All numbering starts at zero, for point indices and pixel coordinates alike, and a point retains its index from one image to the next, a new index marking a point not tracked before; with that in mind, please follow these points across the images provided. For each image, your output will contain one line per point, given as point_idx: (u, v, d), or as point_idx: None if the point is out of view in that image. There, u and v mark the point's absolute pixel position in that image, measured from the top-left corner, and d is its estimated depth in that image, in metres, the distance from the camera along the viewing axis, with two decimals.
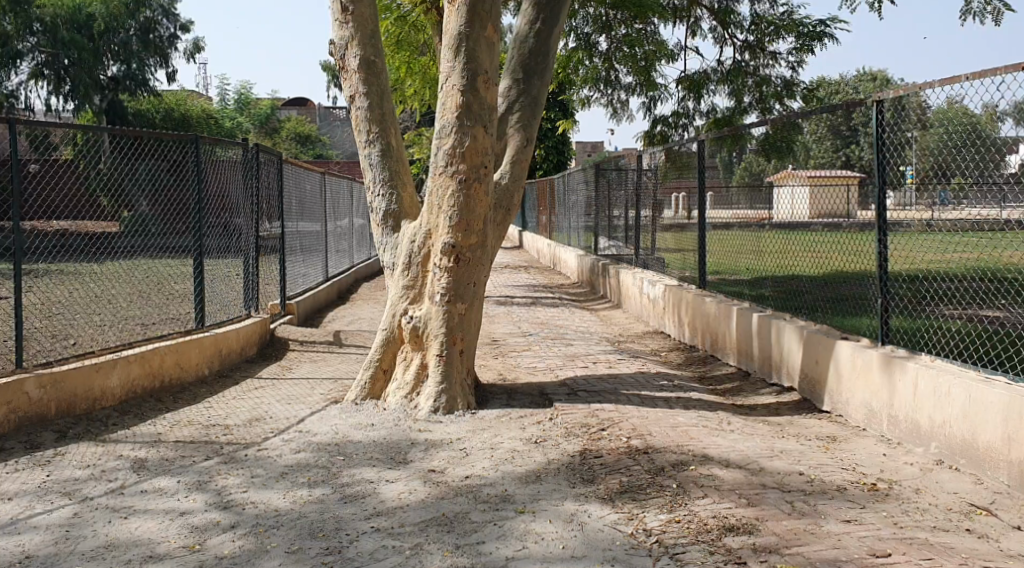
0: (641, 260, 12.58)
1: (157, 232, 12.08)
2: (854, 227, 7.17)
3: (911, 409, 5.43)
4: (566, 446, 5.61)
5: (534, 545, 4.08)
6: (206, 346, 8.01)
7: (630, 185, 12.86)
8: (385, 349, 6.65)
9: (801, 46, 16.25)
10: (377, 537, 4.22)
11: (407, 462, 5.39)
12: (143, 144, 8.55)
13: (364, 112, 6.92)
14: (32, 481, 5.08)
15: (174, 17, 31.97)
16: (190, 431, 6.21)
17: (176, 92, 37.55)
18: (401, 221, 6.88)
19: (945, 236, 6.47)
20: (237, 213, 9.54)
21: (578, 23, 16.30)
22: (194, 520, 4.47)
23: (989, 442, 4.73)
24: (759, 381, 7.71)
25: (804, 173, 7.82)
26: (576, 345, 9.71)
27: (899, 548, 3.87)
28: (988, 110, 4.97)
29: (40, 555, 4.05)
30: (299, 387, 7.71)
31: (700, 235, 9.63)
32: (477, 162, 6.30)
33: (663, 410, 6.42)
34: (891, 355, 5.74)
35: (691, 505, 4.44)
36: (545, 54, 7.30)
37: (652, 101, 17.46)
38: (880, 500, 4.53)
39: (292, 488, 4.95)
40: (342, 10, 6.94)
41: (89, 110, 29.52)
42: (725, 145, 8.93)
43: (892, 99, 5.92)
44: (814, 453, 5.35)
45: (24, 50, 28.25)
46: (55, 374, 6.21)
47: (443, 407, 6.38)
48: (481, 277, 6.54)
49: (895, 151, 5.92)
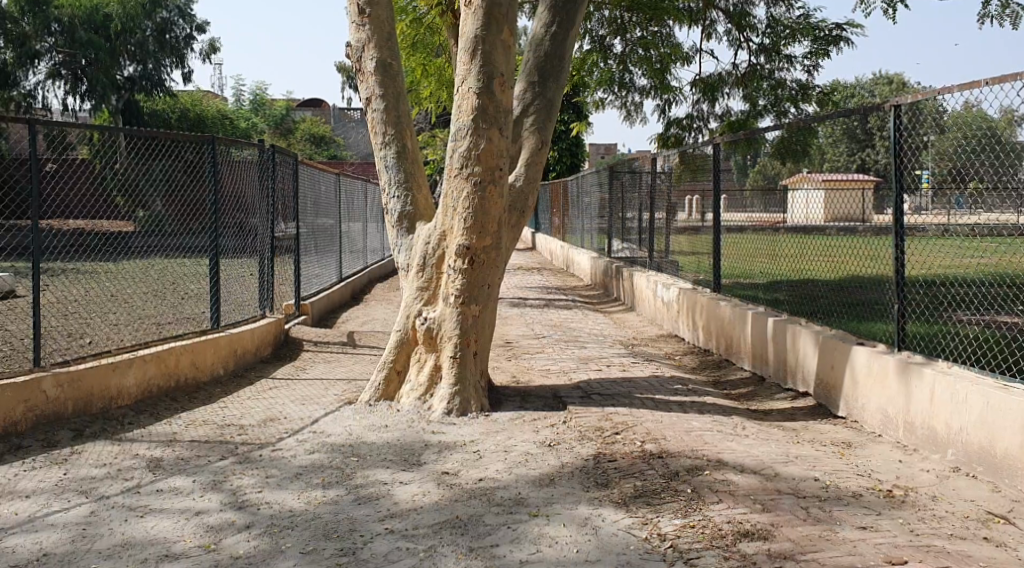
0: (655, 263, 12.60)
1: (173, 231, 12.20)
2: (870, 232, 6.95)
3: (928, 415, 5.40)
4: (580, 449, 5.61)
5: (548, 548, 4.08)
6: (221, 347, 8.03)
7: (644, 186, 12.91)
8: (399, 350, 6.66)
9: (817, 50, 16.22)
10: (392, 538, 4.24)
11: (420, 464, 5.39)
12: (159, 143, 8.49)
13: (380, 113, 6.94)
14: (49, 480, 5.12)
15: (190, 17, 32.03)
16: (204, 431, 6.24)
17: (191, 92, 37.82)
18: (416, 222, 6.88)
19: (963, 241, 6.38)
20: (253, 213, 9.62)
21: (593, 26, 16.37)
22: (209, 519, 4.49)
23: (1007, 450, 4.71)
24: (774, 386, 7.68)
25: (820, 176, 7.78)
26: (590, 347, 9.72)
27: (916, 555, 3.86)
28: (1006, 115, 4.91)
29: (57, 553, 4.08)
30: (313, 388, 7.73)
31: (716, 239, 9.63)
32: (493, 163, 6.29)
33: (677, 414, 6.42)
34: (908, 361, 5.71)
35: (705, 510, 4.43)
36: (560, 58, 7.31)
37: (666, 104, 17.48)
38: (897, 507, 4.51)
39: (307, 489, 4.96)
40: (359, 13, 6.96)
41: (105, 110, 29.67)
42: (739, 149, 8.92)
43: (909, 103, 5.84)
44: (830, 459, 5.34)
45: (43, 50, 28.44)
46: (73, 373, 6.25)
47: (456, 409, 6.39)
48: (495, 278, 6.53)
49: (912, 154, 5.81)
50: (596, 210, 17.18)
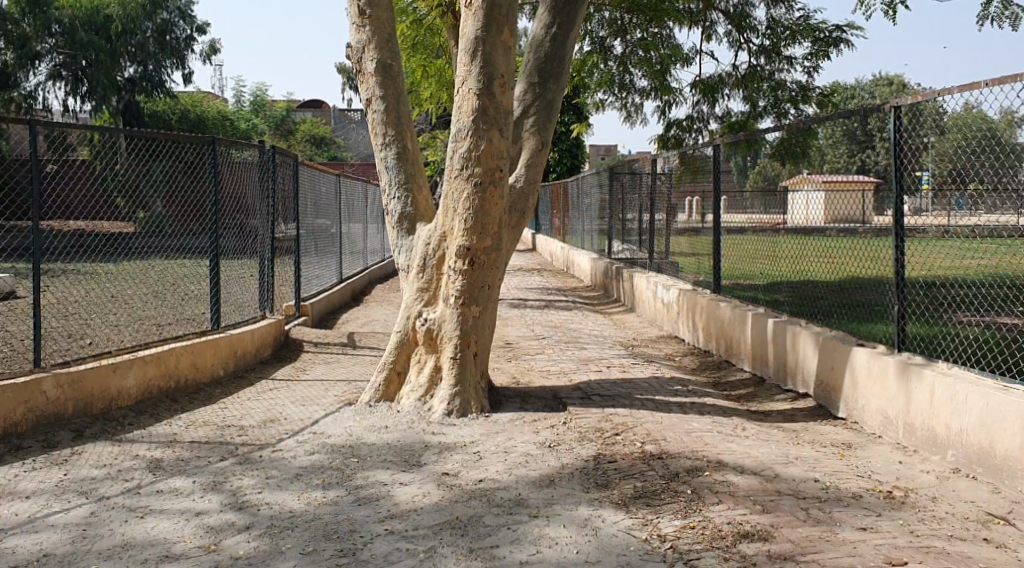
0: (656, 264, 12.60)
1: (173, 232, 12.21)
2: (870, 233, 6.94)
3: (928, 416, 5.41)
4: (580, 450, 5.61)
5: (548, 549, 4.08)
6: (221, 348, 8.03)
7: (644, 187, 12.91)
8: (399, 350, 6.67)
9: (817, 51, 16.23)
10: (392, 539, 4.24)
11: (421, 465, 5.39)
12: (160, 144, 8.49)
13: (380, 114, 6.94)
14: (49, 480, 5.12)
15: (191, 18, 32.05)
16: (205, 432, 6.25)
17: (192, 93, 37.84)
18: (416, 223, 6.89)
19: (963, 241, 6.38)
20: (254, 214, 9.62)
21: (593, 27, 16.37)
22: (209, 520, 4.50)
23: (1007, 452, 4.71)
24: (774, 387, 7.68)
25: (820, 177, 7.80)
26: (590, 348, 9.73)
27: (915, 556, 3.86)
28: (1005, 116, 4.92)
29: (57, 553, 4.08)
30: (313, 389, 7.74)
31: (716, 240, 9.64)
32: (493, 164, 6.30)
33: (677, 415, 6.42)
34: (908, 362, 5.71)
35: (705, 511, 4.43)
36: (560, 59, 7.31)
37: (666, 105, 17.48)
38: (897, 508, 4.51)
39: (307, 490, 4.97)
40: (360, 14, 6.97)
41: (106, 111, 29.66)
42: (739, 150, 8.91)
43: (910, 104, 5.85)
44: (830, 460, 5.34)
45: (43, 51, 28.45)
46: (73, 374, 6.25)
47: (457, 410, 6.39)
48: (496, 279, 6.53)
49: (912, 155, 5.82)
50: (597, 211, 17.17)
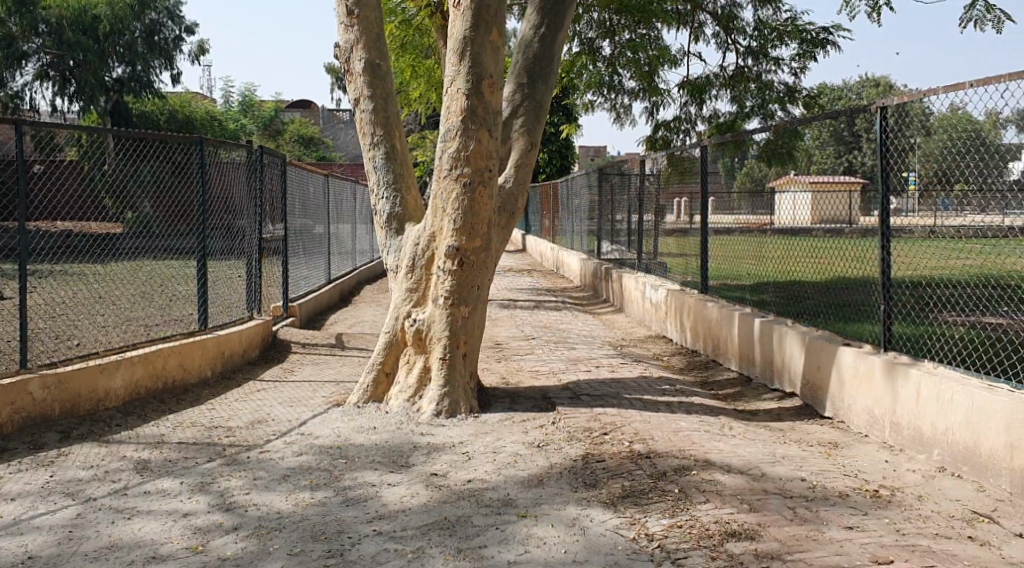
0: (644, 264, 12.61)
1: (161, 232, 12.15)
2: (857, 233, 6.98)
3: (914, 416, 5.44)
4: (569, 450, 5.62)
5: (536, 548, 4.09)
6: (209, 349, 8.02)
7: (632, 188, 12.93)
8: (388, 351, 6.66)
9: (803, 52, 16.29)
10: (381, 540, 4.24)
11: (409, 466, 5.39)
12: (147, 144, 8.44)
13: (368, 114, 6.94)
14: (35, 482, 5.10)
15: (179, 18, 31.95)
16: (193, 433, 6.23)
17: (180, 94, 37.72)
18: (405, 223, 6.89)
19: (948, 241, 6.43)
20: (241, 215, 9.57)
21: (582, 28, 16.40)
22: (197, 521, 4.49)
23: (992, 451, 4.74)
24: (761, 386, 7.71)
25: (807, 178, 7.79)
26: (579, 348, 9.74)
27: (901, 555, 3.88)
28: (990, 117, 4.94)
29: (43, 555, 4.06)
30: (302, 390, 7.72)
31: (702, 240, 9.64)
32: (482, 164, 6.30)
33: (665, 415, 6.44)
34: (894, 362, 5.74)
35: (693, 510, 4.44)
36: (549, 60, 7.32)
37: (654, 106, 17.52)
38: (883, 506, 4.54)
39: (295, 491, 4.96)
40: (348, 14, 6.95)
41: (94, 111, 29.50)
42: (727, 150, 8.85)
43: (896, 105, 5.89)
44: (817, 459, 5.36)
45: (30, 51, 28.28)
46: (60, 374, 6.23)
47: (445, 411, 6.39)
48: (485, 279, 6.53)
49: (899, 156, 5.84)
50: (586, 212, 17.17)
